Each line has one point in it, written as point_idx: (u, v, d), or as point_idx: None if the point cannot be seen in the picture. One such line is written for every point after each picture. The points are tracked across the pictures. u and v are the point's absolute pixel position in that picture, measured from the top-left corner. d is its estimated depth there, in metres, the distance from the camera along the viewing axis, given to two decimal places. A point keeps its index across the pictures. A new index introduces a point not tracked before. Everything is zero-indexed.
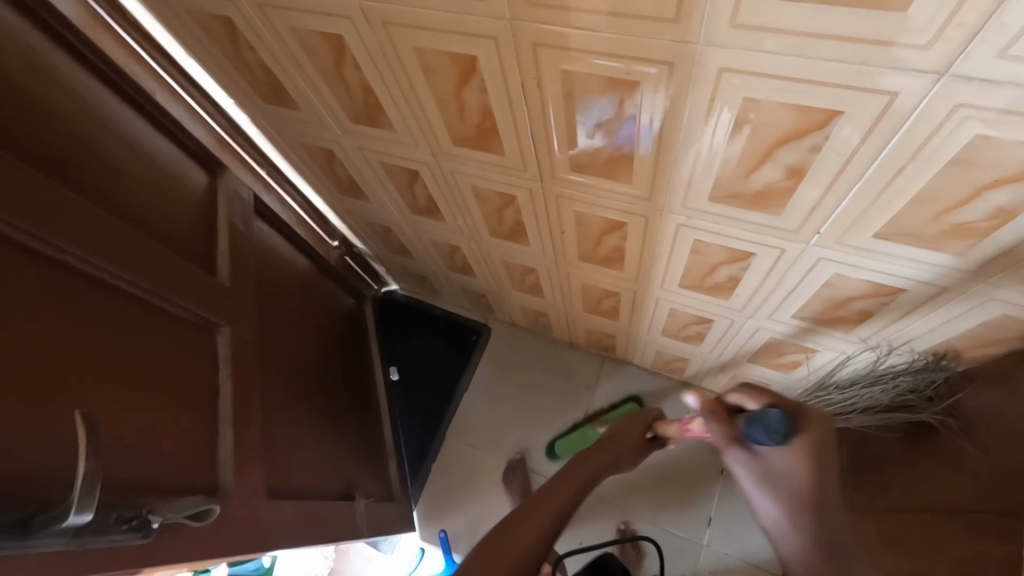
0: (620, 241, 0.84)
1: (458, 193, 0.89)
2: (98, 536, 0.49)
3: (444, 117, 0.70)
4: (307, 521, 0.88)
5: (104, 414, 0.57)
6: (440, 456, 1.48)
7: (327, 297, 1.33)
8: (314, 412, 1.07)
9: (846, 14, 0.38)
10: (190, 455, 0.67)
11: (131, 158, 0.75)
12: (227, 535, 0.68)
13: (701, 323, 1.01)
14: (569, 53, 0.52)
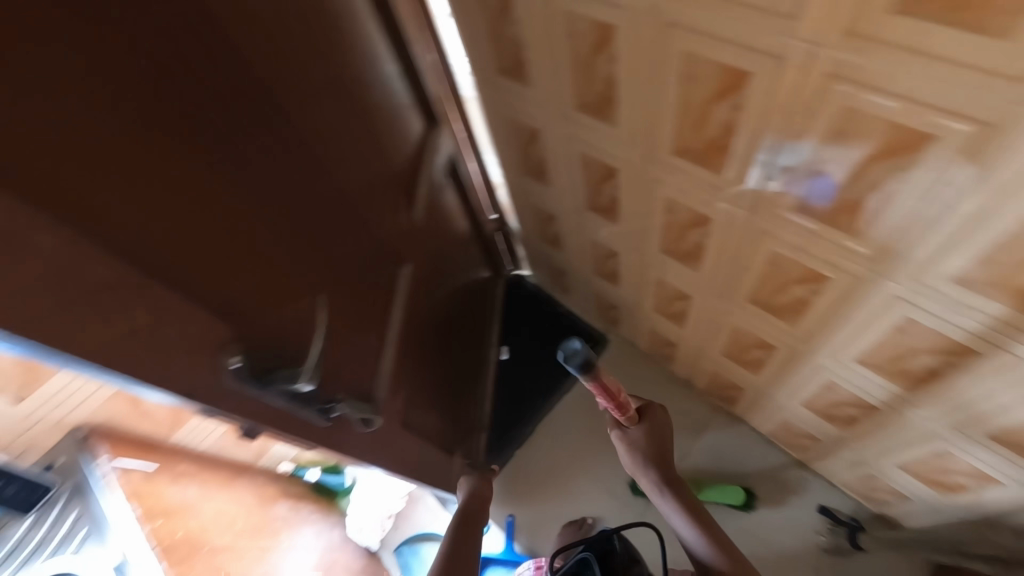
0: (807, 294, 0.79)
1: (648, 201, 0.90)
2: (305, 406, 0.58)
3: (677, 124, 0.70)
4: (416, 457, 0.94)
5: (323, 307, 0.66)
6: (525, 445, 1.49)
7: (472, 263, 1.40)
8: (441, 362, 1.14)
9: None
10: (363, 363, 0.75)
11: (386, 94, 0.85)
12: (368, 443, 0.75)
13: (859, 406, 0.93)
14: (860, 88, 0.49)
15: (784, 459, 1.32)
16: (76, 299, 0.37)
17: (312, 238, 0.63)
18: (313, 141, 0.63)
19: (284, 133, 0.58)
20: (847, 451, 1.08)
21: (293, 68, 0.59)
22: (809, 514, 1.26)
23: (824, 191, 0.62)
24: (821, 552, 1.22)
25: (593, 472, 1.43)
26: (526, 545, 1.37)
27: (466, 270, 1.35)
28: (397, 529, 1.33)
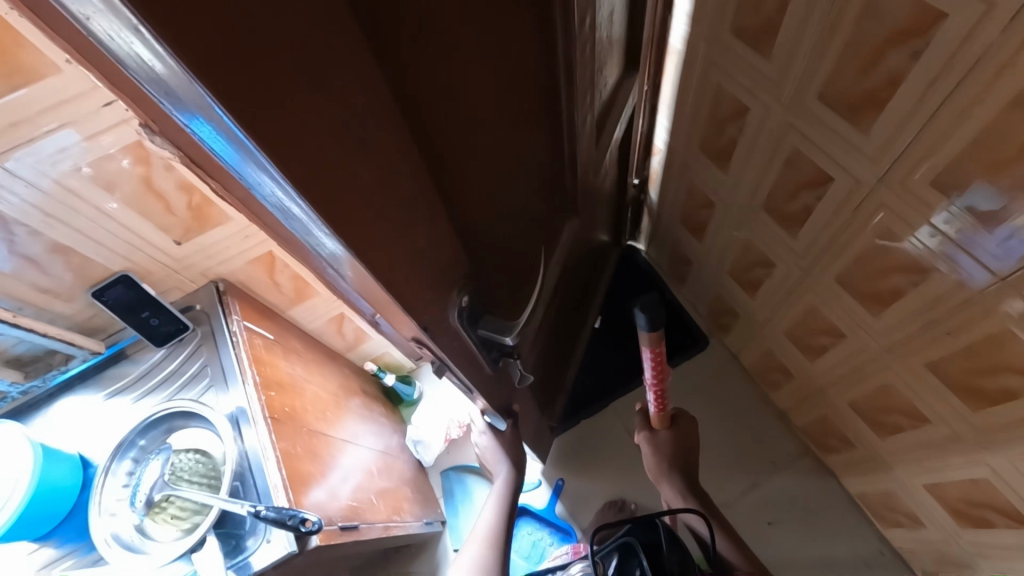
0: (1017, 387, 0.68)
1: (852, 227, 0.79)
2: (483, 350, 0.77)
3: (958, 155, 0.58)
4: (500, 389, 0.94)
5: (496, 256, 0.73)
6: (594, 417, 1.48)
7: (605, 223, 1.33)
8: (557, 317, 1.10)
9: None
10: (492, 290, 0.75)
11: (609, 29, 0.78)
12: (471, 359, 0.76)
13: (1002, 516, 0.83)
14: None
15: (865, 528, 1.26)
16: (339, 191, 0.39)
17: (498, 159, 0.63)
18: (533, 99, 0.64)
19: (514, 86, 0.59)
20: (954, 548, 0.99)
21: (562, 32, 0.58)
22: None
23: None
24: None
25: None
26: (567, 510, 1.41)
27: (599, 227, 1.30)
28: (449, 455, 1.47)
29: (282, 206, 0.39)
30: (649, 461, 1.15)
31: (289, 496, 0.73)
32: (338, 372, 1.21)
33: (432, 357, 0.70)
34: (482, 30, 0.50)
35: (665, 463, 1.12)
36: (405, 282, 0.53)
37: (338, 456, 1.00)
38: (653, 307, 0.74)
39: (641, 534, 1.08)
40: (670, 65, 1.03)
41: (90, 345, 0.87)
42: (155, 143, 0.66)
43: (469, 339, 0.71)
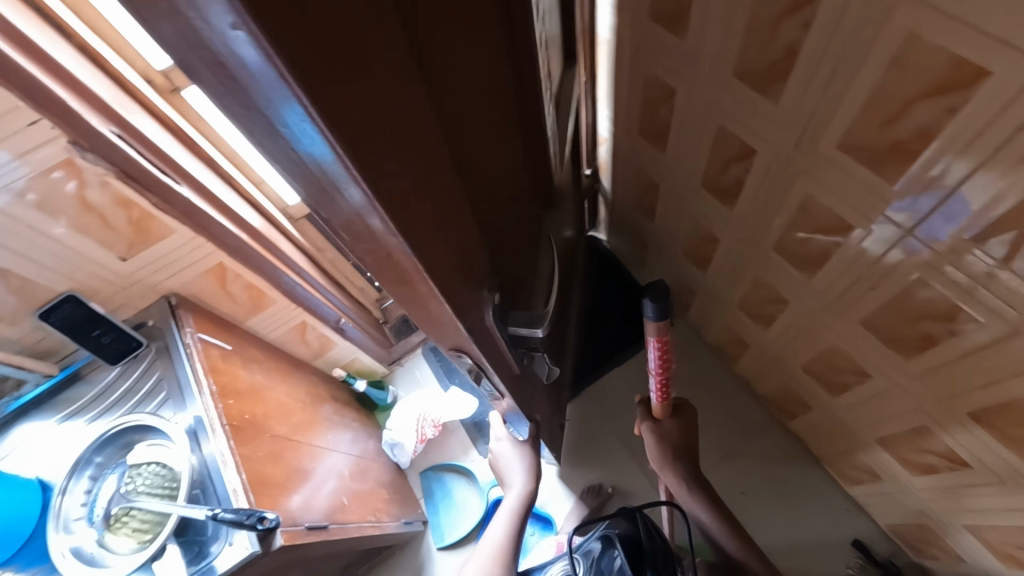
0: (936, 333, 0.72)
1: (780, 196, 0.83)
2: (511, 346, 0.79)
3: (856, 117, 0.61)
4: (519, 384, 0.94)
5: (505, 256, 0.79)
6: (592, 389, 1.51)
7: (572, 214, 1.35)
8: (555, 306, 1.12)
9: None
10: (502, 281, 0.76)
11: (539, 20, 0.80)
12: (497, 352, 0.76)
13: (944, 460, 0.87)
14: None
15: (831, 488, 1.31)
16: (400, 191, 0.42)
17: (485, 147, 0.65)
18: (502, 107, 0.71)
19: (482, 82, 0.63)
20: (909, 498, 1.04)
21: (493, 39, 0.66)
22: (840, 544, 1.27)
23: (1016, 242, 0.54)
24: None
25: (640, 458, 1.43)
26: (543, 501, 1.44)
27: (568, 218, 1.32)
28: (426, 456, 1.49)
29: (347, 208, 0.42)
30: (650, 450, 1.09)
31: (250, 498, 0.74)
32: (305, 380, 1.22)
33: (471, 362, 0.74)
34: (455, 25, 0.53)
35: (670, 455, 1.06)
36: (450, 281, 0.57)
37: (309, 459, 1.01)
38: (661, 296, 0.74)
39: (618, 526, 1.07)
40: (602, 56, 1.08)
41: (42, 367, 0.87)
42: (87, 161, 0.69)
43: (502, 340, 0.75)
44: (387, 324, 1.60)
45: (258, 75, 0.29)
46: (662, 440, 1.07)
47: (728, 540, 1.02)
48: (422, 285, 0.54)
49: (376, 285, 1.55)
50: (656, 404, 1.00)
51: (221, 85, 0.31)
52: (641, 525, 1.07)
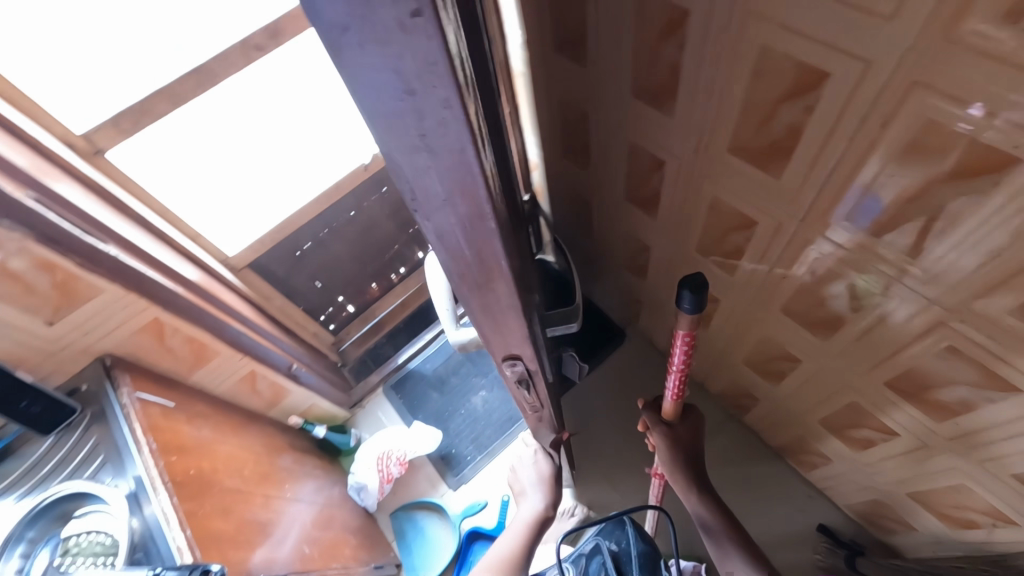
0: (845, 310, 0.78)
1: (692, 200, 0.89)
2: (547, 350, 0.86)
3: (737, 122, 0.68)
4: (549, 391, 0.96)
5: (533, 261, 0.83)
6: (582, 390, 1.55)
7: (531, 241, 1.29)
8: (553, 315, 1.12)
9: None
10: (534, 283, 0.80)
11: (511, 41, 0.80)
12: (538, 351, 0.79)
13: (876, 432, 0.92)
14: (953, 103, 0.46)
15: (792, 476, 1.35)
16: (491, 172, 0.44)
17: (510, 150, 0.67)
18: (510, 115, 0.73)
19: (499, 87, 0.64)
20: (857, 474, 1.09)
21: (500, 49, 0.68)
22: (807, 531, 1.30)
23: (893, 215, 0.60)
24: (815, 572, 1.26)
25: (608, 472, 1.44)
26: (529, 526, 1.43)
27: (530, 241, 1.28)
28: (394, 496, 1.47)
29: (444, 198, 0.43)
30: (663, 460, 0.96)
31: (196, 554, 0.73)
32: (259, 432, 1.19)
33: (524, 371, 0.80)
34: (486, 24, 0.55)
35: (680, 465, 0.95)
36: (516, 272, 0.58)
37: (266, 511, 0.98)
38: (700, 289, 0.60)
39: (610, 536, 1.05)
40: (523, 88, 1.13)
41: None
42: (2, 228, 0.68)
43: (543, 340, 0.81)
44: (344, 367, 1.58)
45: (408, 50, 0.30)
46: (673, 447, 0.94)
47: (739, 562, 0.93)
48: (500, 281, 0.56)
49: (329, 328, 1.53)
50: (666, 403, 0.87)
51: (364, 69, 0.32)
52: (635, 530, 1.04)
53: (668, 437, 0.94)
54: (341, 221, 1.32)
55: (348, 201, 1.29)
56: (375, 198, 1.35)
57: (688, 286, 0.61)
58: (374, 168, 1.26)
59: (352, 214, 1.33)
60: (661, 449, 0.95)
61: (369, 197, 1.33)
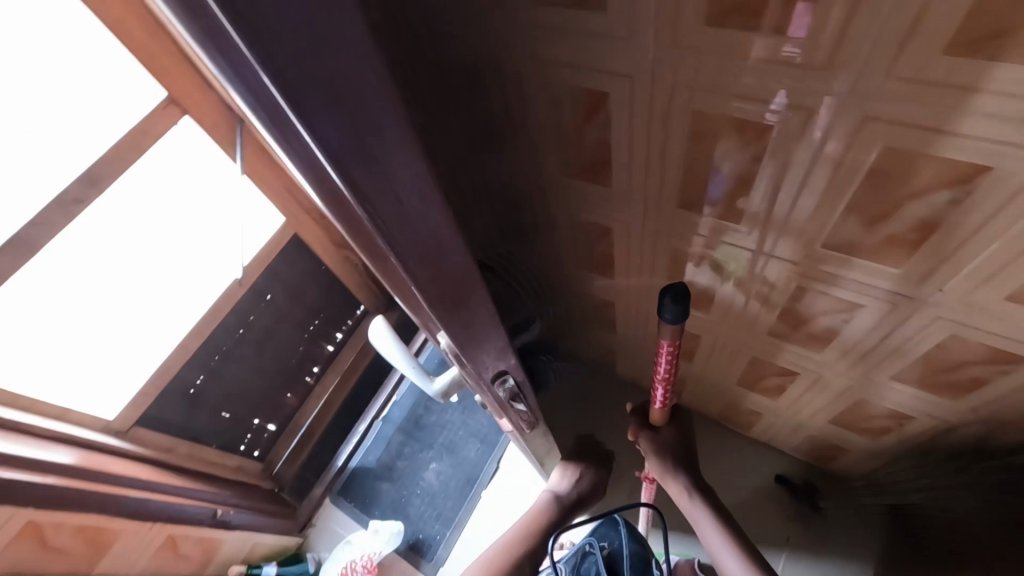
0: (711, 280, 0.85)
1: (554, 223, 0.93)
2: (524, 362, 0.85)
3: (558, 148, 0.73)
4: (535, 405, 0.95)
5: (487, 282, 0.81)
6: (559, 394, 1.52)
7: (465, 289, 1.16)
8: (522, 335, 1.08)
9: (996, 71, 0.39)
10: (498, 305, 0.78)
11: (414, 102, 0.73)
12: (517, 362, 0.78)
13: (782, 376, 0.99)
14: (708, 94, 0.54)
15: (736, 440, 1.39)
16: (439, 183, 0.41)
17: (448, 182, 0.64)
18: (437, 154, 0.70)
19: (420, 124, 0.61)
20: (786, 419, 1.15)
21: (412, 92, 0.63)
22: (767, 485, 1.34)
23: (707, 191, 0.68)
24: (786, 522, 1.30)
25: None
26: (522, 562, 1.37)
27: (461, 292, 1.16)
28: None
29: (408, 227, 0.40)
30: (657, 468, 0.92)
31: None
32: None
33: (514, 384, 0.78)
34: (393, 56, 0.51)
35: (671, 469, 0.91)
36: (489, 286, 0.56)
37: None
38: (682, 299, 0.58)
39: (600, 535, 1.03)
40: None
41: None
42: None
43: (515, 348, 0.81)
44: (283, 491, 1.48)
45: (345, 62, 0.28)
46: (660, 453, 0.90)
47: (729, 556, 0.87)
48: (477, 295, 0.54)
49: (253, 456, 1.42)
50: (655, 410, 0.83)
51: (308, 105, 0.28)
52: (627, 530, 1.02)
53: (654, 444, 0.89)
54: (233, 340, 1.25)
55: (234, 319, 1.23)
56: (261, 308, 1.29)
57: (665, 292, 0.59)
58: (250, 280, 1.22)
59: (241, 330, 1.26)
60: (650, 456, 0.91)
61: (256, 308, 1.28)
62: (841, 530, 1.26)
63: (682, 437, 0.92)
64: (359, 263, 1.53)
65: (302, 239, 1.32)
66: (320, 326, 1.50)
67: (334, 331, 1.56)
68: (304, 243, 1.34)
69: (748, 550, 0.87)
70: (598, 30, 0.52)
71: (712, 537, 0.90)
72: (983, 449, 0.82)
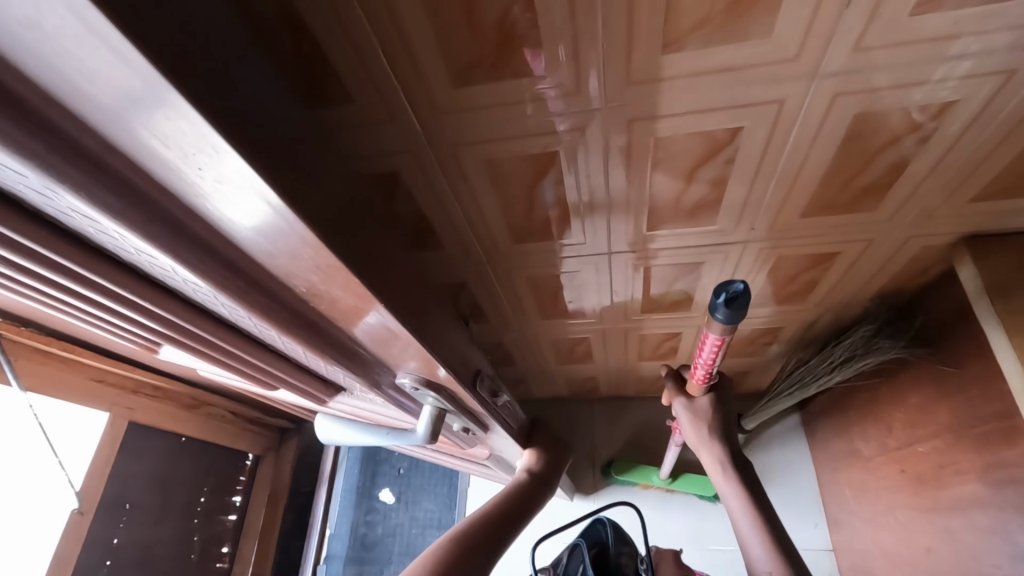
0: (573, 291, 0.85)
1: None
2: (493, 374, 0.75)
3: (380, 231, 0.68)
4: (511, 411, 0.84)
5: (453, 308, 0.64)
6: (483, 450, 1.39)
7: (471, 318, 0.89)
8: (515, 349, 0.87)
9: (703, 48, 0.43)
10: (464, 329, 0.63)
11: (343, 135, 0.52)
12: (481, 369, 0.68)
13: (670, 339, 1.04)
14: (492, 143, 0.53)
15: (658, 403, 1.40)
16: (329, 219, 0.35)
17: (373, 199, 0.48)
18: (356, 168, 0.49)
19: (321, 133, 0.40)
20: None
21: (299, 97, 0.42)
22: None
23: (533, 218, 0.67)
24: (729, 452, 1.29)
25: (536, 528, 1.31)
26: None
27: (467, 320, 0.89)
28: None
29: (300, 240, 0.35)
30: (699, 439, 0.76)
31: None
32: None
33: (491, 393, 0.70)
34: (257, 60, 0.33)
35: (710, 435, 0.75)
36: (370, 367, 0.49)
37: None
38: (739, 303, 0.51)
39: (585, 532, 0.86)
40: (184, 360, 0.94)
41: None
42: None
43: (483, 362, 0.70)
44: None
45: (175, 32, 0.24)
46: (701, 417, 0.76)
47: (760, 549, 0.63)
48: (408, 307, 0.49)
49: None
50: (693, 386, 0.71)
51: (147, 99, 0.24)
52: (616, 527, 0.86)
53: (692, 408, 0.76)
54: None
55: (92, 556, 0.98)
56: (125, 522, 1.06)
57: (722, 291, 0.51)
58: (91, 504, 0.99)
59: (110, 561, 1.01)
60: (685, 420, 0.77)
61: (117, 527, 1.04)
62: (773, 437, 1.29)
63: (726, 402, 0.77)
64: (226, 414, 1.33)
65: (141, 423, 1.11)
66: (210, 500, 1.28)
67: (230, 498, 1.35)
68: (146, 426, 1.13)
69: (778, 542, 0.63)
70: (364, 118, 0.50)
71: (743, 531, 0.66)
72: (843, 327, 0.93)
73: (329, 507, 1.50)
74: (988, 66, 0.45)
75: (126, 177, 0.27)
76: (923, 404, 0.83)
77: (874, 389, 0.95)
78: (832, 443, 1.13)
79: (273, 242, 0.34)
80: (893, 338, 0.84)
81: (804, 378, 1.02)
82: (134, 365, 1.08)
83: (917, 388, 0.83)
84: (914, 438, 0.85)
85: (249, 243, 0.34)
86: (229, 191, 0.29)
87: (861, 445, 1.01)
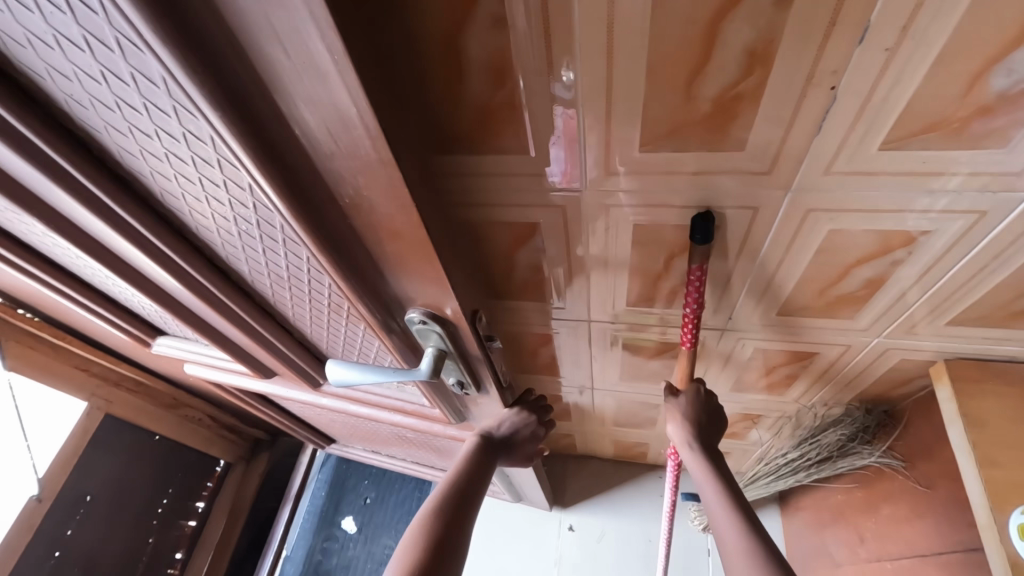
0: (553, 351, 0.85)
1: None
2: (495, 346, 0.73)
3: None
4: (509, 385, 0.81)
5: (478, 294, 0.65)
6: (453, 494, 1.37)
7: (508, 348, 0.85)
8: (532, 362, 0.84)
9: (678, 153, 0.45)
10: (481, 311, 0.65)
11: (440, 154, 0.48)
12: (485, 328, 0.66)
13: (648, 409, 1.02)
14: (481, 207, 0.55)
15: (635, 469, 1.37)
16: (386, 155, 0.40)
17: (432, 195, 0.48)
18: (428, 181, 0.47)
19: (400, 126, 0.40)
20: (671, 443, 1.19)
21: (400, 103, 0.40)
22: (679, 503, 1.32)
23: (515, 278, 0.68)
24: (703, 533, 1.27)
25: None
26: None
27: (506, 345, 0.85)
28: None
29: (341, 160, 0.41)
30: (682, 444, 0.69)
31: None
32: None
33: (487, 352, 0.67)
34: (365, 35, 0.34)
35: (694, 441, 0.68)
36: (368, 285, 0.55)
37: None
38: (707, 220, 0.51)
39: None
40: (174, 354, 0.96)
41: None
42: None
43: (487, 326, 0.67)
44: None
45: None
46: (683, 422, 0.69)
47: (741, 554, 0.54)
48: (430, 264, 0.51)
49: None
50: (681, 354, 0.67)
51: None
52: None
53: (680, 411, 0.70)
54: None
55: (41, 546, 0.97)
56: (82, 514, 1.06)
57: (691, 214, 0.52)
58: (51, 493, 0.99)
59: (58, 553, 1.01)
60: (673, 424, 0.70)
61: (72, 518, 1.04)
62: None
63: (711, 414, 0.71)
64: (202, 417, 1.34)
65: (117, 417, 1.12)
66: (172, 503, 1.28)
67: (193, 503, 1.35)
68: (120, 421, 1.14)
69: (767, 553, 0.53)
70: None
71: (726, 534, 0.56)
72: None
73: (289, 528, 1.45)
74: (960, 204, 0.46)
75: (224, 63, 0.34)
76: (895, 517, 0.80)
77: (851, 492, 0.92)
78: (806, 541, 1.08)
79: (338, 140, 0.39)
80: (871, 444, 0.84)
81: (780, 470, 0.99)
82: (119, 358, 1.09)
83: (893, 499, 0.81)
84: (884, 553, 0.81)
85: (316, 140, 0.39)
86: (310, 81, 0.35)
87: (834, 548, 0.97)
